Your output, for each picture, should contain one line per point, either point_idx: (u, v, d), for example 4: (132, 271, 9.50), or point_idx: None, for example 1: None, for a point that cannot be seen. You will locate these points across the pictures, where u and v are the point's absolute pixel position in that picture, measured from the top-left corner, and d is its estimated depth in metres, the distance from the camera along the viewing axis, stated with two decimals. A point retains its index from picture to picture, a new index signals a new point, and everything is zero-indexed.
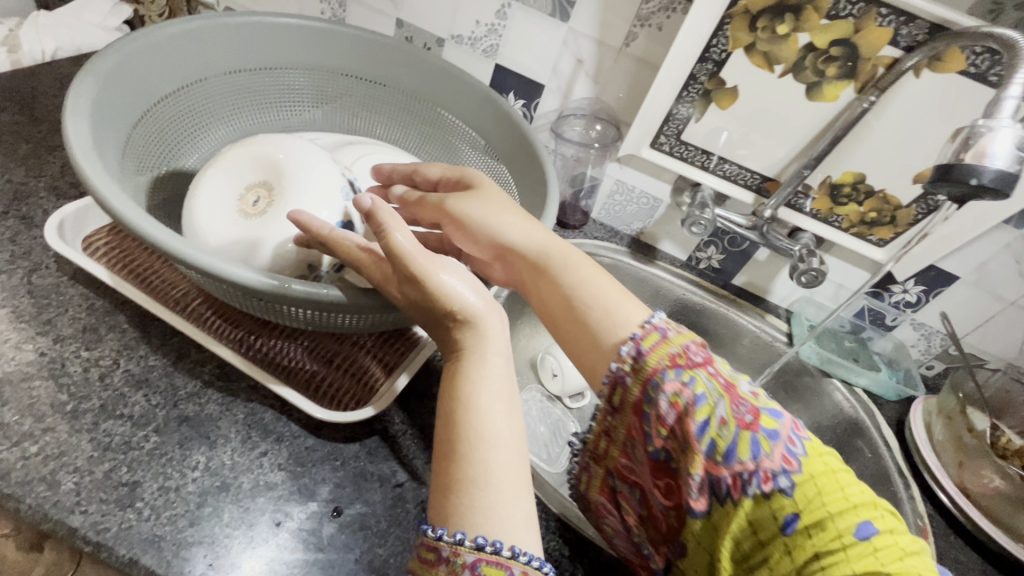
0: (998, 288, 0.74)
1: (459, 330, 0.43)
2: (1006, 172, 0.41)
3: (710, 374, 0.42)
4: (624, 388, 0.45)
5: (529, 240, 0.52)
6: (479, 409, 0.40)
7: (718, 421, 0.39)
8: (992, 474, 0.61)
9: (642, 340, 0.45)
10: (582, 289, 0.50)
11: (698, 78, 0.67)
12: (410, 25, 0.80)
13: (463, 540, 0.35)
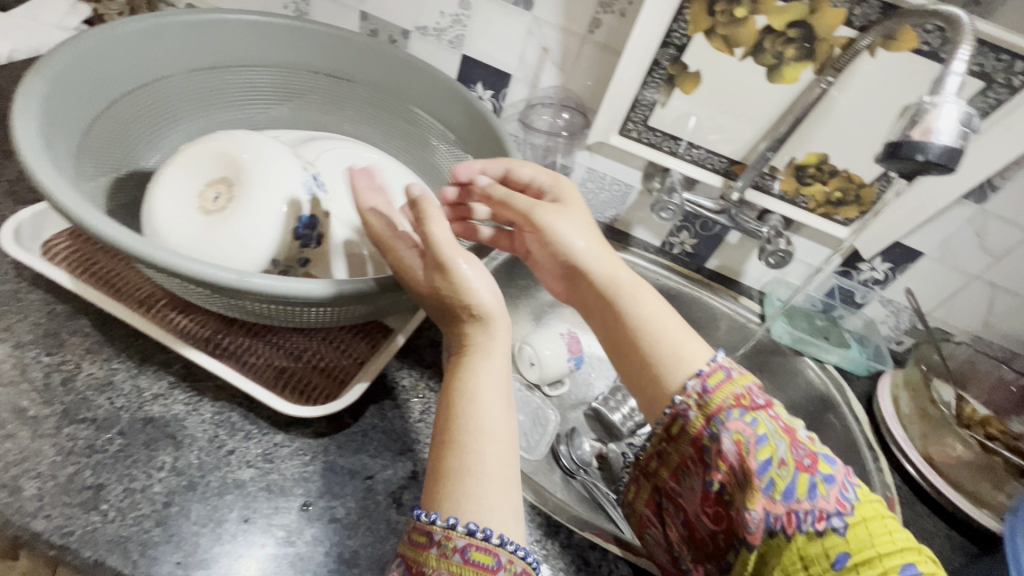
0: (961, 263, 0.76)
1: (479, 331, 0.45)
2: (952, 148, 0.42)
3: (771, 417, 0.44)
4: (685, 421, 0.47)
5: (602, 265, 0.55)
6: (476, 403, 0.41)
7: (779, 462, 0.41)
8: (955, 442, 0.63)
9: (708, 377, 0.47)
10: (647, 320, 0.52)
11: (661, 63, 0.67)
12: (374, 18, 0.79)
13: (455, 526, 0.36)
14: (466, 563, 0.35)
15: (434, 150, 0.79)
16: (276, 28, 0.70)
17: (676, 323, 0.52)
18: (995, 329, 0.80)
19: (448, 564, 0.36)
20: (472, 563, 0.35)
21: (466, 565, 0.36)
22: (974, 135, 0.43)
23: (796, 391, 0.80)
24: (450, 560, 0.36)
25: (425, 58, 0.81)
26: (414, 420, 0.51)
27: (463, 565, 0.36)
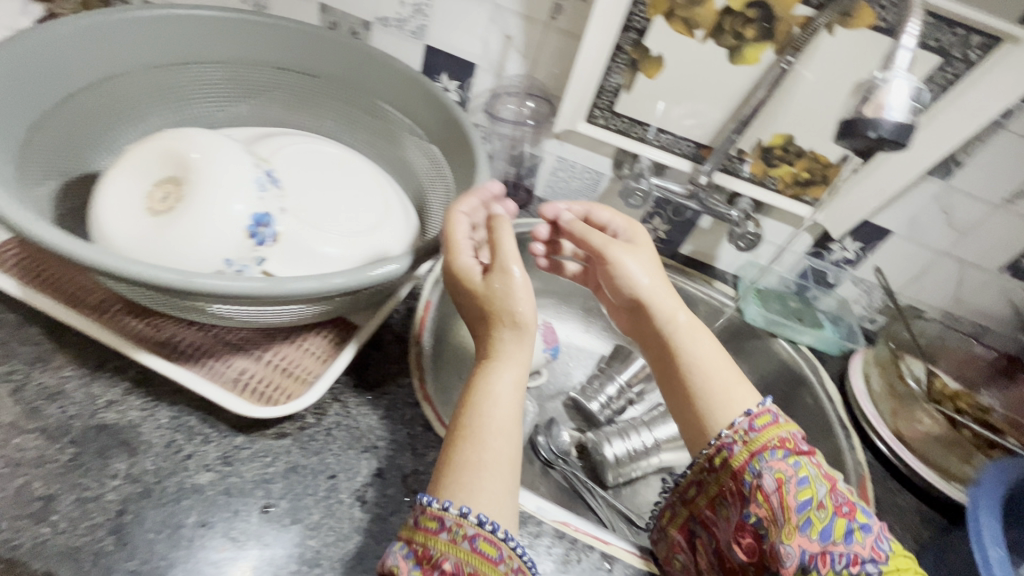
0: (929, 239, 0.76)
1: (511, 339, 0.48)
2: (903, 123, 0.42)
3: (813, 463, 0.45)
4: (726, 455, 0.47)
5: (661, 302, 0.55)
6: (496, 403, 0.44)
7: (818, 504, 0.43)
8: (924, 417, 0.64)
9: (755, 417, 0.47)
10: (699, 363, 0.52)
11: (623, 48, 0.66)
12: (335, 10, 0.78)
13: (466, 514, 0.38)
14: (473, 551, 0.37)
15: (401, 143, 0.78)
16: (234, 23, 0.69)
17: (727, 366, 0.52)
18: (965, 303, 0.81)
19: (456, 549, 0.37)
20: (479, 552, 0.37)
21: (473, 553, 0.37)
22: (925, 110, 0.43)
23: (771, 373, 0.80)
24: (458, 546, 0.38)
25: (389, 50, 0.79)
26: (379, 416, 0.51)
27: (470, 553, 0.37)
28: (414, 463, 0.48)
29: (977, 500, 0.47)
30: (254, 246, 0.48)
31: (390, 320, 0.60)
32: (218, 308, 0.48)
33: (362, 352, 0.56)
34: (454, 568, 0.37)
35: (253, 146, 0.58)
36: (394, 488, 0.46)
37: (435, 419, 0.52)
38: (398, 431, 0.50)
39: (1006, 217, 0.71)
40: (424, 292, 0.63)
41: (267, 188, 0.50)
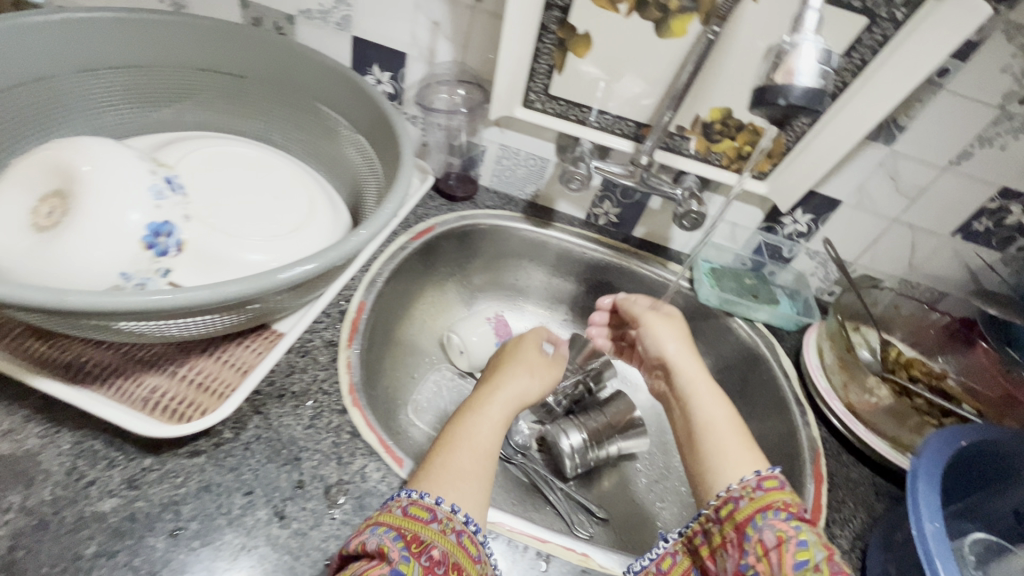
0: (879, 207, 0.75)
1: (505, 381, 0.58)
2: (813, 87, 0.40)
3: (818, 532, 0.42)
4: (731, 507, 0.45)
5: (681, 366, 0.60)
6: (484, 423, 0.52)
7: (815, 567, 0.39)
8: (874, 388, 0.63)
9: (764, 479, 0.46)
10: (711, 425, 0.53)
11: (549, 27, 0.64)
12: (255, 6, 0.74)
13: (456, 510, 0.44)
14: (458, 544, 0.42)
15: (334, 141, 0.75)
16: (153, 26, 0.67)
17: (739, 435, 0.52)
18: (920, 270, 0.80)
19: (444, 539, 0.42)
20: (462, 547, 0.42)
21: (457, 546, 0.42)
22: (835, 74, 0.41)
23: (729, 353, 0.79)
24: (446, 537, 0.42)
25: (316, 43, 0.76)
26: (302, 426, 0.49)
27: (455, 545, 0.42)
28: (338, 473, 0.47)
29: (917, 470, 0.46)
30: (155, 256, 0.46)
31: (320, 325, 0.58)
32: (126, 325, 0.45)
33: (288, 359, 0.54)
34: (441, 555, 0.41)
35: (160, 151, 0.56)
36: (315, 500, 0.44)
37: (364, 425, 0.50)
38: (324, 440, 0.48)
39: (953, 180, 0.69)
40: (356, 294, 0.63)
41: (163, 195, 0.48)
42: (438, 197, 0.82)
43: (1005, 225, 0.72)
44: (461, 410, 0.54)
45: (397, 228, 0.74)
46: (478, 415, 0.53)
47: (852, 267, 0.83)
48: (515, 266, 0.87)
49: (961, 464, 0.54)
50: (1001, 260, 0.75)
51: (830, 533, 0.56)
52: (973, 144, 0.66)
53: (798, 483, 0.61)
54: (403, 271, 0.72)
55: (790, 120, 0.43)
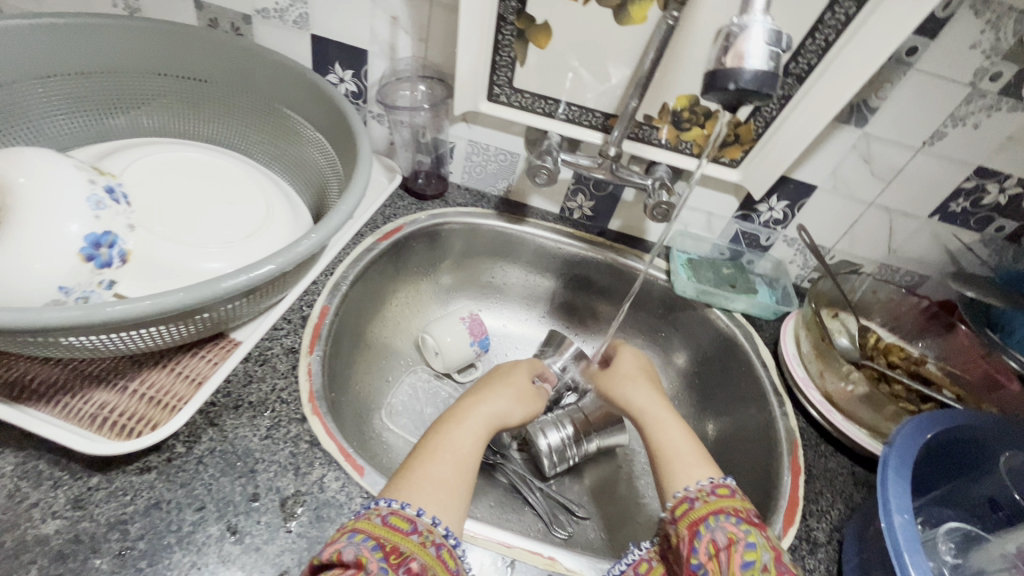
0: (855, 191, 0.73)
1: (484, 397, 0.55)
2: (763, 71, 0.39)
3: (766, 536, 0.43)
4: (685, 507, 0.46)
5: (638, 403, 0.60)
6: (464, 435, 0.50)
7: (762, 568, 0.40)
8: (849, 377, 0.62)
9: (716, 486, 0.47)
10: (665, 444, 0.53)
11: (507, 18, 0.62)
12: (210, 6, 0.72)
13: (437, 523, 0.42)
14: (437, 557, 0.40)
15: (295, 142, 0.73)
16: (107, 31, 0.66)
17: (694, 450, 0.52)
18: (899, 254, 0.78)
19: (423, 552, 0.40)
20: (442, 560, 0.41)
21: (437, 559, 0.40)
22: (785, 56, 0.40)
23: (707, 345, 0.78)
24: (426, 550, 0.40)
25: (275, 43, 0.74)
26: (259, 437, 0.48)
27: (435, 558, 0.40)
28: (296, 484, 0.46)
29: (887, 460, 0.45)
30: (96, 269, 0.45)
31: (280, 332, 0.57)
32: (73, 340, 0.43)
33: (245, 369, 0.53)
34: (419, 567, 0.39)
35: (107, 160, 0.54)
36: (271, 513, 0.43)
37: (323, 433, 0.49)
38: (281, 451, 0.47)
39: (927, 161, 0.68)
40: (320, 298, 0.61)
41: (103, 206, 0.46)
42: (407, 196, 0.80)
43: (982, 205, 0.70)
44: (442, 419, 0.52)
45: (364, 229, 0.73)
46: (457, 430, 0.50)
47: (832, 253, 0.82)
48: (490, 264, 0.85)
49: (940, 453, 0.53)
50: (980, 241, 0.74)
51: (807, 526, 0.55)
52: (947, 124, 0.64)
53: (775, 475, 0.60)
54: (371, 274, 0.71)
55: (743, 106, 0.41)
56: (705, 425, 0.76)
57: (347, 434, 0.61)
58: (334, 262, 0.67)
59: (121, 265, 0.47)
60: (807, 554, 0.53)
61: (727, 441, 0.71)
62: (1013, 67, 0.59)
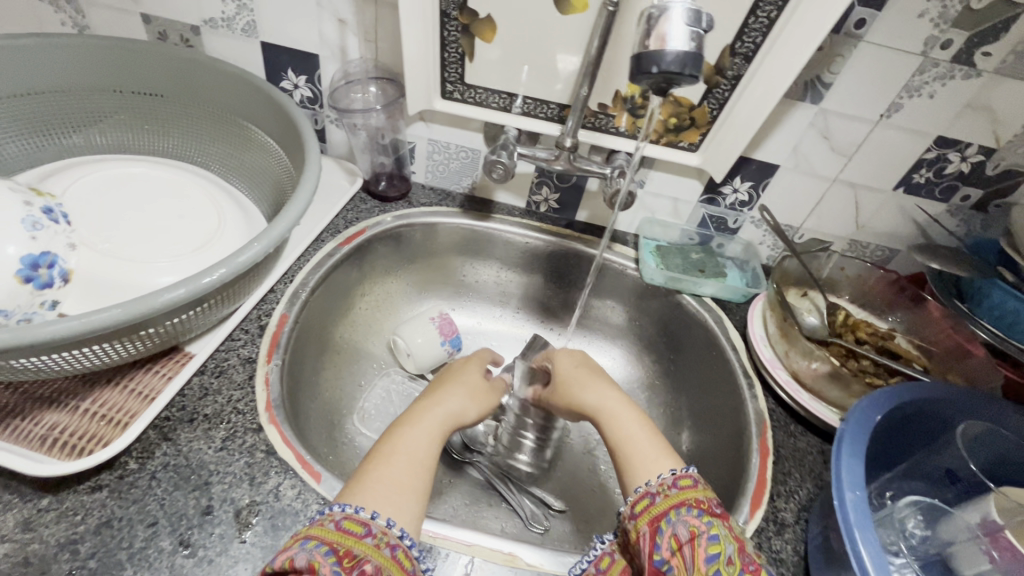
0: (817, 168, 0.72)
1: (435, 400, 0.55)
2: (687, 52, 0.38)
3: (728, 526, 0.43)
4: (649, 502, 0.46)
5: (590, 404, 0.58)
6: (420, 435, 0.50)
7: (726, 560, 0.40)
8: (813, 357, 0.62)
9: (677, 479, 0.47)
10: (625, 443, 0.53)
11: (450, 14, 0.62)
12: (158, 19, 0.71)
13: (391, 525, 0.41)
14: (392, 558, 0.39)
15: (249, 151, 0.72)
16: (54, 50, 0.66)
17: (654, 446, 0.52)
18: (868, 229, 0.78)
19: (378, 553, 0.39)
20: (398, 561, 0.40)
21: (392, 560, 0.39)
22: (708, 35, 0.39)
23: (679, 330, 0.77)
24: (381, 551, 0.39)
25: (226, 53, 0.73)
26: (213, 449, 0.48)
27: (390, 559, 0.39)
28: (251, 494, 0.45)
29: (843, 436, 0.46)
30: (37, 290, 0.46)
31: (236, 342, 0.57)
32: (16, 364, 0.42)
33: (201, 382, 0.52)
34: (373, 569, 0.38)
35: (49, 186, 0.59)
36: (223, 524, 0.43)
37: (280, 440, 0.49)
38: (236, 462, 0.47)
39: (886, 134, 0.67)
40: (278, 307, 0.61)
41: (38, 225, 0.47)
42: (370, 199, 0.80)
43: (945, 175, 0.70)
44: (397, 423, 0.51)
45: (325, 235, 0.72)
46: (417, 433, 0.50)
47: (801, 232, 0.81)
48: (458, 262, 0.84)
49: (903, 424, 0.53)
50: (947, 211, 0.73)
51: (774, 507, 0.54)
52: (902, 95, 0.64)
53: (744, 457, 0.60)
54: (334, 280, 0.70)
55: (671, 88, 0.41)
56: (680, 412, 0.75)
57: (314, 441, 0.61)
58: (293, 270, 0.66)
59: (63, 284, 0.49)
60: (774, 535, 0.52)
61: (700, 427, 0.71)
62: (962, 34, 0.58)
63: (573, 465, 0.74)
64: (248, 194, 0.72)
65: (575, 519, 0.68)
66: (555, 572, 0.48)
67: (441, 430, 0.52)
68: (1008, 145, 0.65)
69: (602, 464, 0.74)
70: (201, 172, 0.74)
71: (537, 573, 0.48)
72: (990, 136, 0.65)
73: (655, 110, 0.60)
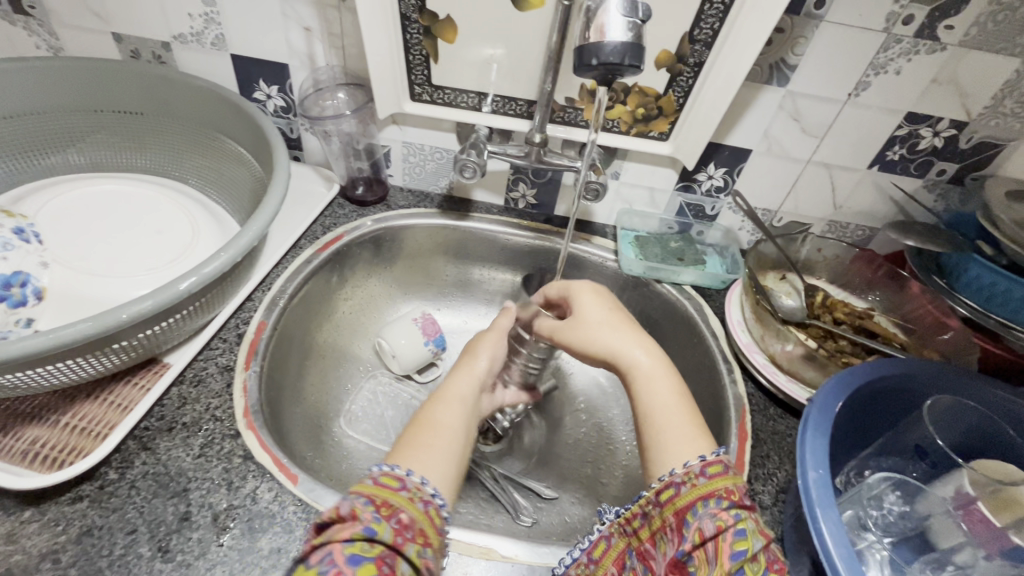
0: (791, 150, 0.72)
1: (466, 374, 0.55)
2: (623, 42, 0.43)
3: (754, 520, 0.40)
4: (675, 491, 0.42)
5: (622, 353, 0.52)
6: (451, 407, 0.50)
7: (752, 558, 0.37)
8: (787, 339, 0.62)
9: (709, 464, 0.43)
10: (657, 412, 0.48)
11: (410, 16, 0.63)
12: (128, 37, 0.72)
13: (424, 483, 0.41)
14: (425, 513, 0.39)
15: (225, 162, 0.73)
16: (28, 74, 0.67)
17: (687, 421, 0.48)
18: (847, 209, 0.77)
19: (412, 507, 0.39)
20: (430, 518, 0.39)
21: (425, 515, 0.39)
22: (645, 25, 0.44)
23: (660, 320, 0.77)
24: (415, 505, 0.39)
25: (198, 68, 0.74)
26: (191, 456, 0.49)
27: (423, 514, 0.39)
28: (228, 498, 0.46)
29: (809, 417, 0.47)
30: (11, 308, 0.53)
31: (214, 351, 0.58)
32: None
33: (180, 391, 0.54)
34: (409, 520, 0.37)
35: (40, 212, 0.64)
36: (201, 530, 0.44)
37: (258, 446, 0.50)
38: (214, 469, 0.48)
39: (856, 113, 0.67)
40: (257, 315, 0.62)
41: None
42: (348, 204, 0.80)
43: (919, 151, 0.69)
44: (429, 400, 0.52)
45: (303, 242, 0.73)
46: (447, 410, 0.50)
47: (780, 215, 0.80)
48: (441, 262, 0.85)
49: (873, 402, 0.53)
50: (924, 187, 0.73)
51: (752, 490, 0.55)
52: (868, 72, 0.63)
53: (723, 443, 0.60)
54: (314, 284, 0.71)
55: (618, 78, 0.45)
56: None
57: (297, 445, 0.61)
58: (271, 278, 0.67)
59: (38, 302, 0.55)
60: None
61: None
62: (923, 8, 0.57)
63: (561, 459, 0.74)
64: (225, 205, 0.73)
65: (562, 511, 0.67)
66: (531, 562, 0.49)
67: (471, 401, 0.53)
68: (979, 117, 0.64)
69: (589, 456, 0.74)
70: (181, 187, 0.75)
71: (514, 564, 0.49)
72: (960, 108, 0.64)
73: (603, 101, 0.57)
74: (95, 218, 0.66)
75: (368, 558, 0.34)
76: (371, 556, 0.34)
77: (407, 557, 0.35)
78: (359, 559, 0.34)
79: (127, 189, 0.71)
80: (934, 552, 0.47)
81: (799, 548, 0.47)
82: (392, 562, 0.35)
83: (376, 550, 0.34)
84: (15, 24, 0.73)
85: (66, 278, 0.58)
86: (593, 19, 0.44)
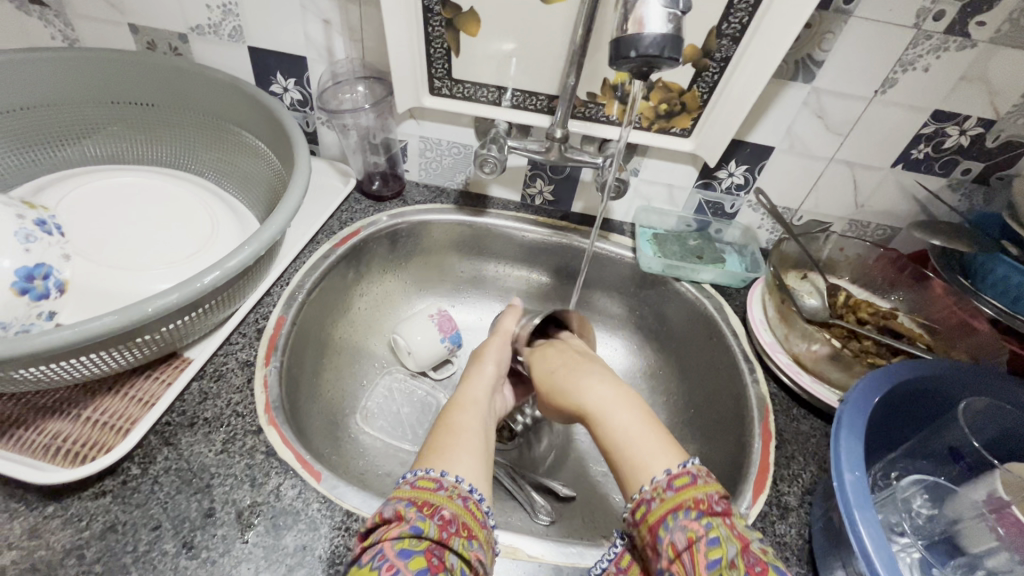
0: (814, 148, 0.71)
1: (477, 378, 0.57)
2: (663, 35, 0.42)
3: (730, 524, 0.39)
4: (645, 508, 0.42)
5: (588, 387, 0.53)
6: (467, 412, 0.51)
7: (727, 567, 0.36)
8: (814, 340, 0.61)
9: (672, 478, 0.42)
10: (621, 435, 0.47)
11: (433, 9, 0.62)
12: (145, 28, 0.71)
13: (461, 480, 0.42)
14: (466, 508, 0.40)
15: (241, 156, 0.72)
16: (44, 64, 0.66)
17: (657, 436, 0.47)
18: (869, 208, 0.76)
19: (452, 503, 0.40)
20: (471, 512, 0.40)
21: (466, 510, 0.40)
22: (685, 17, 0.43)
23: (679, 318, 0.77)
24: (455, 501, 0.40)
25: (215, 60, 0.73)
26: (214, 452, 0.48)
27: (464, 509, 0.40)
28: (252, 495, 0.46)
29: (841, 418, 0.47)
30: (34, 301, 0.51)
31: (235, 346, 0.57)
32: (21, 374, 0.43)
33: (200, 386, 0.53)
34: (451, 515, 0.39)
35: (55, 203, 0.64)
36: (226, 526, 0.44)
37: (280, 442, 0.50)
38: (236, 464, 0.48)
39: (882, 111, 0.66)
40: (275, 310, 0.62)
41: (28, 236, 0.52)
42: (364, 199, 0.80)
43: (944, 150, 0.68)
44: (447, 408, 0.52)
45: (320, 237, 0.72)
46: (462, 416, 0.50)
47: (800, 214, 0.79)
48: (456, 258, 0.84)
49: (900, 404, 0.53)
50: (948, 186, 0.72)
51: (778, 491, 0.54)
52: (896, 70, 0.62)
53: (747, 443, 0.59)
54: (331, 280, 0.70)
55: (653, 72, 0.45)
56: (683, 401, 0.74)
57: (316, 442, 0.61)
58: (289, 273, 0.67)
59: (59, 295, 0.54)
60: (777, 520, 0.52)
61: (703, 413, 0.70)
62: (955, 4, 0.56)
63: (576, 459, 0.73)
64: (243, 199, 0.73)
65: (580, 509, 0.67)
66: (557, 562, 0.49)
67: (484, 403, 0.54)
68: (1008, 116, 0.63)
69: None
70: (196, 180, 0.74)
71: (540, 564, 0.48)
72: (988, 107, 0.63)
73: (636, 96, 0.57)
74: (112, 210, 0.65)
75: (418, 551, 0.36)
76: (421, 549, 0.36)
77: (455, 550, 0.37)
78: (409, 553, 0.35)
79: (142, 181, 0.70)
80: (966, 557, 0.46)
81: (830, 551, 0.46)
82: (441, 554, 0.36)
83: (424, 544, 0.36)
84: (31, 14, 0.72)
85: (84, 271, 0.57)
86: (630, 12, 0.44)
